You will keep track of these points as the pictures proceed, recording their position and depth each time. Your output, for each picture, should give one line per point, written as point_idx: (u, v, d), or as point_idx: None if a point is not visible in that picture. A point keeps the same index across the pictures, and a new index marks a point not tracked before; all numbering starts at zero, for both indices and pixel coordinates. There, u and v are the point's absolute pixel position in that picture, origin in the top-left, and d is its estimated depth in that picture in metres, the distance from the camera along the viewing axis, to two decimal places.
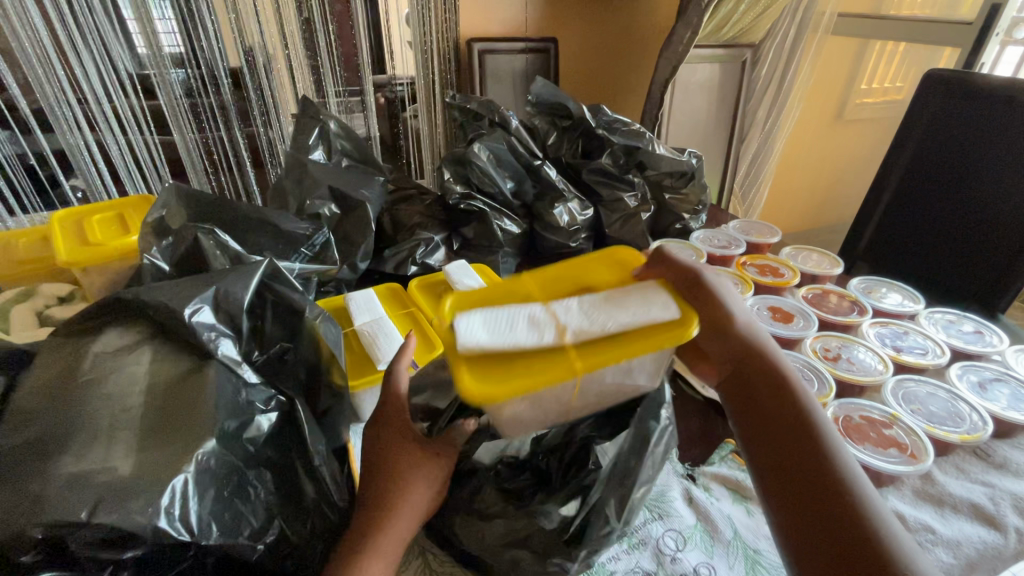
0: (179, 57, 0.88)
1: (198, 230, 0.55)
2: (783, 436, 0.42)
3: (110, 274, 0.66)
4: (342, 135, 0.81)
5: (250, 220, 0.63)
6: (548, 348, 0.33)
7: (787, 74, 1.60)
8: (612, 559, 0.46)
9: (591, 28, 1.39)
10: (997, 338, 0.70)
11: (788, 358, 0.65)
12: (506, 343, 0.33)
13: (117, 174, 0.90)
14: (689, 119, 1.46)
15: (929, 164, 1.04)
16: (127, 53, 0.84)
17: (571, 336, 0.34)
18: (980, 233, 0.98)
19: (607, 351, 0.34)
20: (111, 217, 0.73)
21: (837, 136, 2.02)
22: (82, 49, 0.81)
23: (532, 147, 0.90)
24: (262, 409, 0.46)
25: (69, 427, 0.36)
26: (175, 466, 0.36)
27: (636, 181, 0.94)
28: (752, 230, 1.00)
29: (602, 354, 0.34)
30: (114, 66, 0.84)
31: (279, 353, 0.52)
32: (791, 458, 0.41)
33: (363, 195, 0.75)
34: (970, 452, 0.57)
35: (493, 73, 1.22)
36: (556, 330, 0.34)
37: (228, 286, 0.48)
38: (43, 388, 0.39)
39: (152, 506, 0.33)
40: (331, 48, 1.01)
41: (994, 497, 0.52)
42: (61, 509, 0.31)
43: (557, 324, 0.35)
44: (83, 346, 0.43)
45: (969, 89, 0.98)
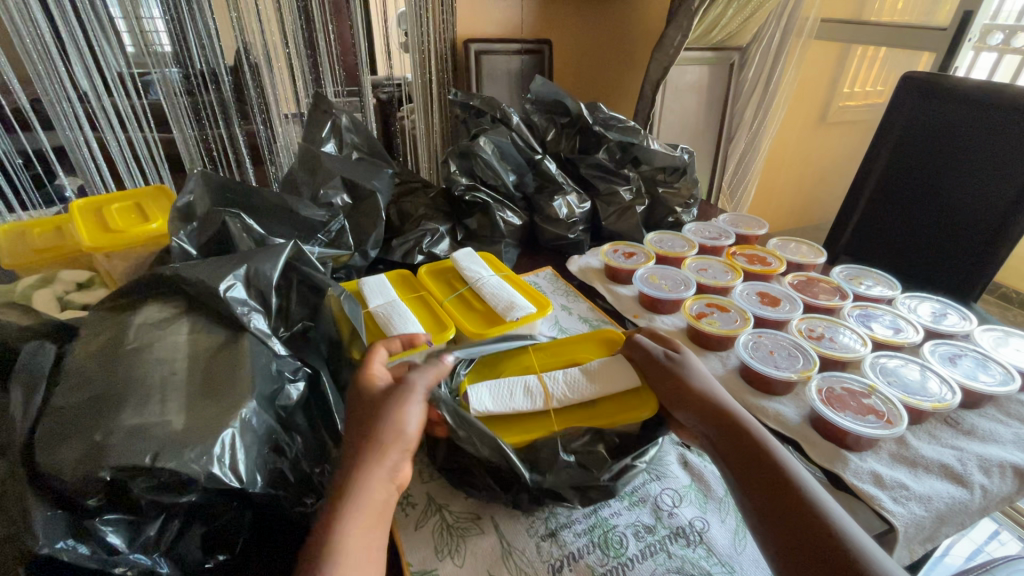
0: (171, 56, 0.90)
1: (226, 215, 0.59)
2: (764, 487, 0.45)
3: (133, 259, 0.68)
4: (352, 129, 0.85)
5: (271, 206, 0.67)
6: (536, 410, 0.54)
7: (773, 76, 1.66)
8: (613, 513, 0.51)
9: (583, 31, 1.44)
10: (966, 319, 0.76)
11: (775, 337, 0.70)
12: (510, 409, 0.54)
13: (117, 168, 0.90)
14: (679, 119, 1.51)
15: (905, 161, 1.10)
16: (118, 53, 0.85)
17: (552, 401, 0.55)
18: (953, 227, 1.04)
19: (574, 414, 0.55)
20: (130, 206, 0.75)
21: (820, 138, 2.10)
22: (82, 45, 0.81)
23: (532, 142, 0.95)
24: (290, 378, 0.48)
25: (125, 385, 0.39)
26: (222, 422, 0.39)
27: (630, 175, 0.98)
28: (741, 222, 1.05)
29: (574, 418, 0.54)
30: (110, 66, 0.84)
31: (302, 330, 0.55)
32: (776, 508, 0.43)
33: (373, 185, 0.78)
34: (941, 421, 0.62)
35: (489, 72, 1.26)
36: (547, 399, 0.55)
37: (258, 265, 0.51)
38: (93, 354, 0.42)
39: (206, 455, 0.37)
40: (330, 48, 1.04)
41: (962, 458, 0.56)
42: (125, 454, 0.35)
43: (543, 392, 0.55)
44: (124, 318, 0.45)
45: (941, 91, 1.03)
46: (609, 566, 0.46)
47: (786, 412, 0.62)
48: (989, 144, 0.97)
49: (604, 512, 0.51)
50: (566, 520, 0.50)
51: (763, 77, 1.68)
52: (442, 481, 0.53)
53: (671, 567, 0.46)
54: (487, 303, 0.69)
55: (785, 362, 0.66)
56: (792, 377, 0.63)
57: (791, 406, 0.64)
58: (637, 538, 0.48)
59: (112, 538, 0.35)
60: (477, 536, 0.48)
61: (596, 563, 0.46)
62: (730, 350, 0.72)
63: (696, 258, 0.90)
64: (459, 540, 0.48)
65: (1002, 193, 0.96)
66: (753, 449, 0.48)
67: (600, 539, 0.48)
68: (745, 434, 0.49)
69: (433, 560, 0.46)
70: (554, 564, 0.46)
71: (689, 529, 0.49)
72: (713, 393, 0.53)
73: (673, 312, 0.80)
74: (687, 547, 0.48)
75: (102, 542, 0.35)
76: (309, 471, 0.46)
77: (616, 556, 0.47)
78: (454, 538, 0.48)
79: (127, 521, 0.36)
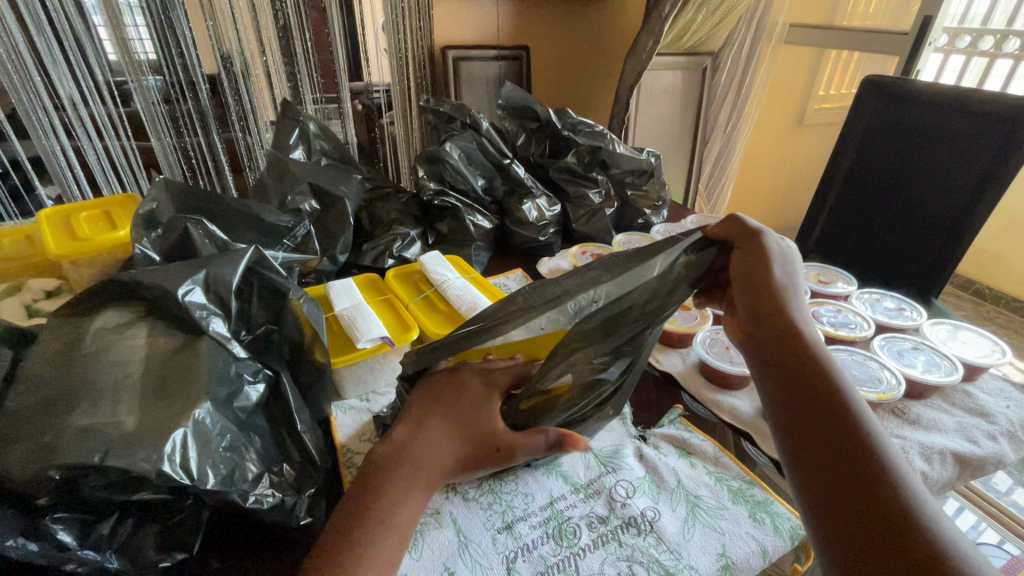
0: (152, 63, 0.90)
1: (188, 222, 0.60)
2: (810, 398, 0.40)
3: (99, 266, 0.69)
4: (321, 135, 0.86)
5: (237, 212, 0.68)
6: None
7: (746, 80, 1.70)
8: (568, 504, 0.52)
9: (559, 37, 1.46)
10: (916, 314, 0.79)
11: None
12: None
13: (93, 177, 0.92)
14: (656, 123, 1.54)
15: (868, 163, 1.13)
16: (101, 60, 0.87)
17: None
18: (914, 226, 1.07)
19: None
20: (98, 214, 0.75)
21: (796, 140, 2.14)
22: (51, 53, 0.81)
23: (502, 146, 0.96)
24: (250, 380, 0.49)
25: (78, 386, 0.40)
26: (175, 422, 0.40)
27: (599, 178, 1.00)
28: (708, 223, 1.08)
29: None
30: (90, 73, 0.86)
31: (265, 334, 0.56)
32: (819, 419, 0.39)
33: (341, 191, 0.80)
34: (888, 411, 0.64)
35: (467, 79, 1.27)
36: None
37: (218, 270, 0.52)
38: (48, 357, 0.43)
39: (156, 454, 0.38)
40: (306, 55, 1.05)
41: (905, 446, 0.59)
42: (75, 453, 0.36)
43: None
44: (83, 322, 0.46)
45: (901, 94, 1.07)
46: (561, 556, 0.48)
47: (740, 406, 0.64)
48: (945, 145, 1.00)
49: (560, 504, 0.52)
50: (522, 513, 0.51)
51: (736, 80, 1.72)
52: None
53: (621, 556, 0.48)
54: (450, 306, 0.71)
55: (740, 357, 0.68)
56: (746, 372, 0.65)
57: (746, 399, 0.66)
58: (590, 529, 0.50)
59: (63, 535, 0.37)
60: (435, 530, 0.49)
61: (549, 553, 0.48)
62: (690, 347, 0.74)
63: None
64: (418, 534, 0.49)
65: (957, 192, 0.99)
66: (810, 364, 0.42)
67: (554, 530, 0.50)
68: (804, 349, 0.44)
69: None
70: (508, 556, 0.48)
71: (640, 519, 0.51)
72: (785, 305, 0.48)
73: None
74: (637, 536, 0.49)
75: (54, 541, 0.36)
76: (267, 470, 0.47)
77: (569, 546, 0.49)
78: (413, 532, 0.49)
79: (78, 519, 0.37)
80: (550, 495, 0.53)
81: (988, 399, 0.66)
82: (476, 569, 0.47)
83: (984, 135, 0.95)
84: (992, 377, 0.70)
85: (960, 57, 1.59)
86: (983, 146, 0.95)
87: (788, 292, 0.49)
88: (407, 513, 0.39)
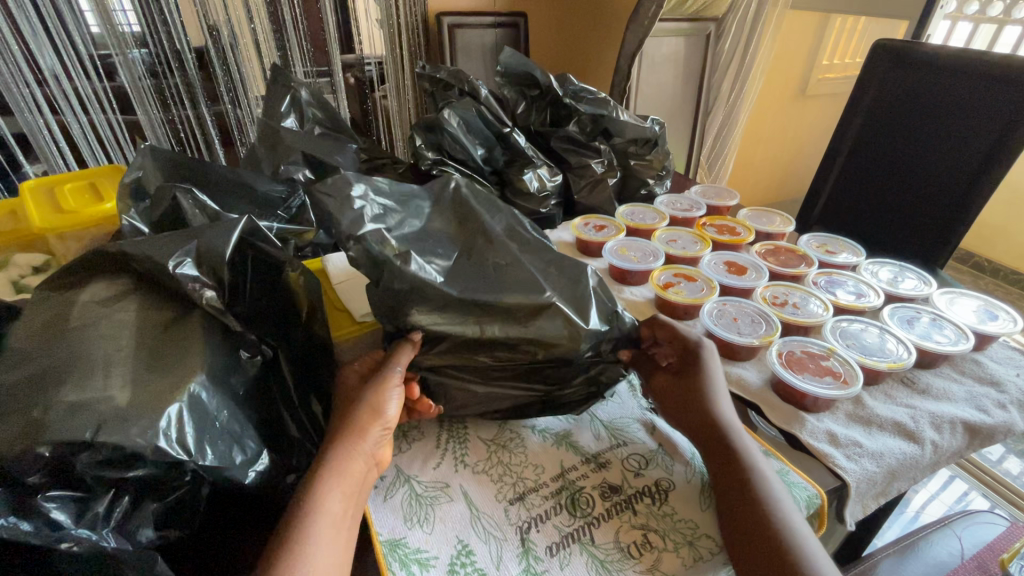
0: (139, 36, 0.86)
1: (176, 191, 0.57)
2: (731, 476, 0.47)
3: (87, 240, 0.67)
4: (314, 103, 0.83)
5: (229, 182, 0.66)
6: None
7: (750, 47, 1.64)
8: (580, 475, 0.52)
9: (557, 4, 1.41)
10: (924, 283, 0.78)
11: (740, 305, 0.71)
12: None
13: (80, 152, 0.88)
14: (657, 93, 1.49)
15: (876, 131, 1.10)
16: (81, 32, 0.82)
17: None
18: (921, 195, 1.04)
19: None
20: (84, 186, 0.72)
21: (799, 111, 2.09)
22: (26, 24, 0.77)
23: (501, 115, 0.92)
24: (247, 356, 0.48)
25: (68, 362, 0.39)
26: (168, 396, 0.39)
27: (601, 148, 0.97)
28: (712, 194, 1.06)
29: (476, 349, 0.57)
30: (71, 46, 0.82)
31: (261, 308, 0.52)
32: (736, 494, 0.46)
33: (336, 160, 0.77)
34: (897, 381, 0.64)
35: (464, 47, 1.21)
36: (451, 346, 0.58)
37: (209, 241, 0.48)
38: (36, 332, 0.41)
39: (151, 429, 0.36)
40: (295, 23, 1.00)
41: (915, 416, 0.58)
42: (65, 430, 0.34)
43: None
44: (71, 297, 0.44)
45: (912, 59, 1.03)
46: (576, 525, 0.47)
47: (748, 376, 0.63)
48: (955, 115, 0.97)
49: (571, 475, 0.52)
50: (534, 484, 0.51)
51: (739, 48, 1.67)
52: (413, 451, 0.54)
53: (637, 524, 0.48)
54: None
55: (748, 328, 0.67)
56: (754, 343, 0.64)
57: (754, 370, 0.65)
58: (604, 498, 0.50)
59: (57, 514, 0.35)
60: (446, 504, 0.49)
61: (563, 523, 0.48)
62: (696, 319, 0.73)
63: (666, 229, 0.90)
64: (429, 508, 0.48)
65: (966, 161, 0.96)
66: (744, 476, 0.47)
67: (567, 501, 0.49)
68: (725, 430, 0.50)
69: (402, 529, 0.46)
70: (522, 527, 0.47)
71: (654, 488, 0.51)
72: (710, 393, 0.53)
73: (641, 283, 0.80)
74: (652, 505, 0.49)
75: (47, 518, 0.34)
76: (261, 445, 0.46)
77: (583, 516, 0.48)
78: (424, 506, 0.48)
79: (73, 497, 0.36)
80: (561, 466, 0.53)
81: (997, 368, 0.65)
82: (489, 541, 0.46)
83: (996, 102, 0.91)
84: (1001, 345, 0.70)
85: (968, 25, 1.52)
86: (995, 114, 0.92)
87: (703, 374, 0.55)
88: (330, 502, 0.43)
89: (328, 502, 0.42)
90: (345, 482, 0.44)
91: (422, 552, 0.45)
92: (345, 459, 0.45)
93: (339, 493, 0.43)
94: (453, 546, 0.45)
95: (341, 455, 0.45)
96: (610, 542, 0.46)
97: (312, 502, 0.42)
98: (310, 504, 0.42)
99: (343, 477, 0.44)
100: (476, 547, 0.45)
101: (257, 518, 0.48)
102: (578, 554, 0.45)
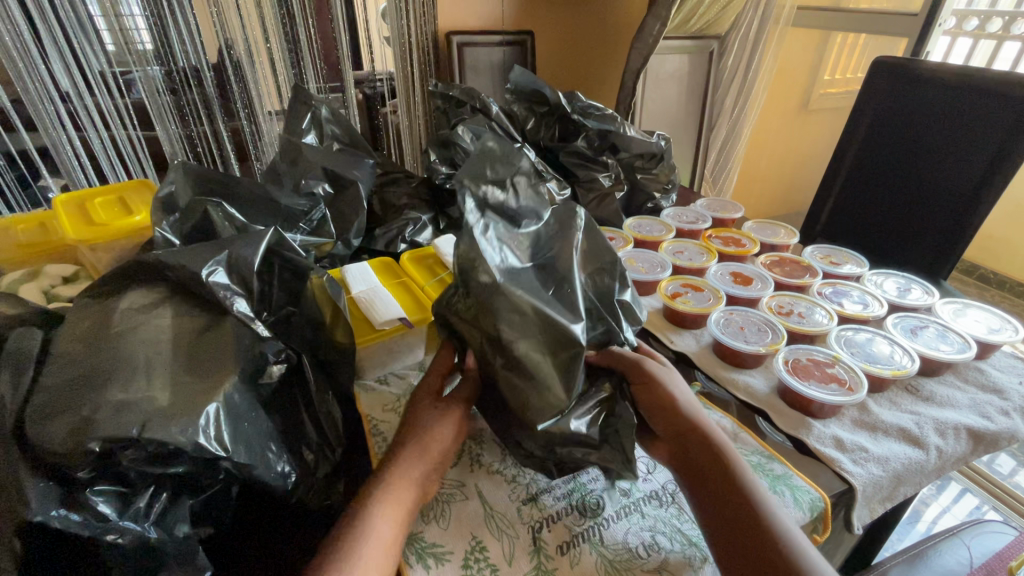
0: (149, 53, 0.89)
1: (207, 204, 0.61)
2: (736, 522, 0.44)
3: (117, 251, 0.70)
4: (333, 120, 0.86)
5: (256, 196, 0.69)
6: None
7: (752, 64, 1.68)
8: (590, 477, 0.54)
9: (564, 23, 1.45)
10: (928, 294, 0.80)
11: (746, 314, 0.73)
12: None
13: (100, 166, 0.92)
14: (662, 108, 1.52)
15: (878, 145, 1.12)
16: (98, 50, 0.85)
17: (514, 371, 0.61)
18: (923, 208, 1.06)
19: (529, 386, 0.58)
20: (113, 199, 0.75)
21: (802, 124, 2.12)
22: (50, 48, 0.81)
23: (512, 131, 0.97)
24: (273, 359, 0.49)
25: (112, 363, 0.41)
26: (206, 397, 0.41)
27: (608, 163, 1.01)
28: (718, 207, 1.08)
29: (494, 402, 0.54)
30: (83, 64, 0.85)
31: (286, 316, 0.54)
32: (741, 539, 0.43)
33: (354, 174, 0.80)
34: (902, 389, 0.65)
35: (472, 64, 1.25)
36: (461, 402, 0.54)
37: (239, 251, 0.51)
38: (79, 336, 0.43)
39: (192, 427, 0.39)
40: (310, 43, 1.04)
41: (920, 422, 0.60)
42: (113, 427, 0.36)
43: None
44: (111, 304, 0.46)
45: (912, 75, 1.05)
46: (586, 525, 0.49)
47: (755, 383, 0.65)
48: (954, 129, 1.00)
49: (582, 477, 0.53)
50: (547, 485, 0.52)
51: (743, 65, 1.70)
52: None
53: (644, 527, 0.49)
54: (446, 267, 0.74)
55: (755, 337, 0.69)
56: (760, 350, 0.66)
57: (761, 377, 0.67)
58: (613, 501, 0.51)
59: (103, 507, 0.37)
60: (462, 501, 0.50)
61: (574, 523, 0.49)
62: (703, 328, 0.75)
63: (673, 241, 0.92)
64: (445, 505, 0.50)
65: (967, 174, 0.98)
66: (750, 520, 0.43)
67: (578, 502, 0.51)
68: (721, 471, 0.47)
69: (419, 523, 0.48)
70: (534, 526, 0.49)
71: (662, 492, 0.52)
72: (695, 425, 0.50)
73: (651, 293, 0.82)
74: (660, 508, 0.51)
75: (94, 512, 0.37)
76: (286, 451, 0.47)
77: (593, 517, 0.50)
78: (440, 502, 0.50)
79: (117, 492, 0.38)
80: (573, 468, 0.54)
81: (1000, 376, 0.67)
82: (502, 538, 0.47)
83: (996, 117, 0.94)
84: (1004, 354, 0.71)
85: (968, 40, 1.53)
86: (994, 128, 0.94)
87: (686, 408, 0.51)
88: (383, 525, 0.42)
89: (381, 523, 0.42)
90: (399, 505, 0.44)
91: (437, 546, 0.47)
92: (399, 480, 0.45)
93: (393, 514, 0.43)
94: (468, 541, 0.47)
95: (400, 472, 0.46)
96: (619, 543, 0.48)
97: (364, 522, 0.41)
98: (362, 524, 0.41)
99: (402, 497, 0.45)
100: (490, 544, 0.47)
101: (281, 515, 0.50)
102: (587, 554, 0.47)
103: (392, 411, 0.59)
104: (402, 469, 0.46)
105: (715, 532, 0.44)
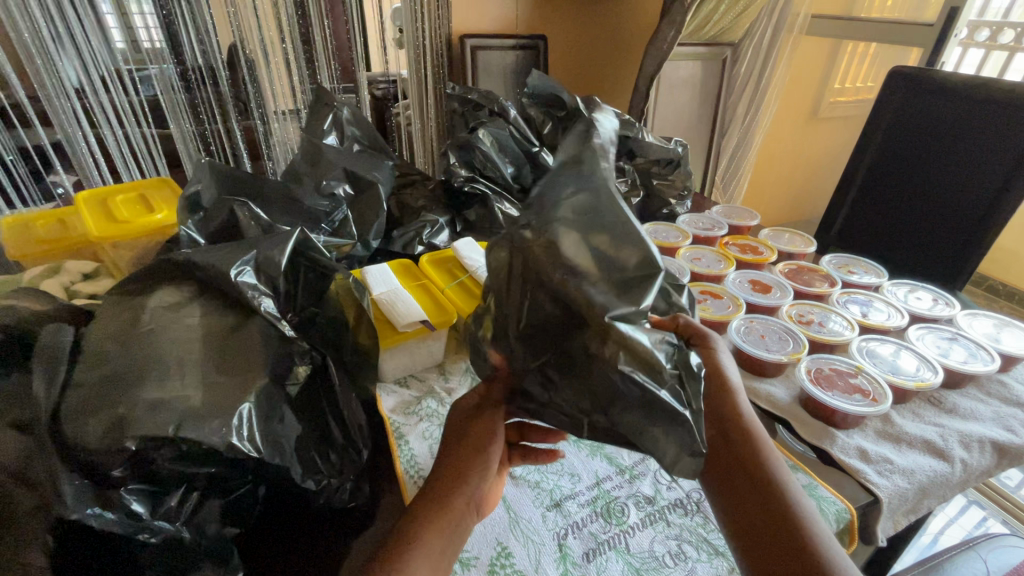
0: (157, 50, 0.89)
1: (235, 204, 0.61)
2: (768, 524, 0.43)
3: (137, 249, 0.69)
4: (353, 121, 0.86)
5: (279, 196, 0.71)
6: None
7: (765, 71, 1.68)
8: (613, 483, 0.53)
9: (578, 28, 1.45)
10: (948, 305, 0.79)
11: (766, 322, 0.72)
12: None
13: (115, 163, 0.92)
14: (674, 114, 1.52)
15: (893, 155, 1.12)
16: (104, 46, 0.85)
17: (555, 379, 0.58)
18: (939, 218, 1.05)
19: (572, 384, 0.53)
20: (134, 197, 0.75)
21: (812, 132, 2.12)
22: (54, 41, 0.81)
23: (529, 135, 0.96)
24: (298, 361, 0.48)
25: (143, 363, 0.41)
26: (238, 398, 0.41)
27: (625, 169, 1.01)
28: (733, 214, 1.08)
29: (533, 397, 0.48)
30: (92, 62, 0.84)
31: (310, 316, 0.55)
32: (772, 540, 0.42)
33: (375, 176, 0.80)
34: (924, 400, 0.65)
35: (485, 67, 1.25)
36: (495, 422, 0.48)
37: (266, 251, 0.51)
38: (109, 334, 0.43)
39: (225, 426, 0.39)
40: (326, 44, 1.04)
41: (944, 434, 0.59)
42: (148, 426, 0.37)
43: None
44: (140, 302, 0.46)
45: (929, 86, 1.05)
46: (611, 533, 0.49)
47: (777, 393, 0.64)
48: (971, 140, 1.00)
49: (606, 484, 0.53)
50: (570, 492, 0.52)
51: (755, 72, 1.70)
52: None
53: (669, 535, 0.49)
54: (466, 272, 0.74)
55: (776, 345, 0.68)
56: (782, 359, 0.66)
57: (782, 386, 0.66)
58: (638, 508, 0.51)
59: (136, 506, 0.37)
60: None
61: (599, 530, 0.49)
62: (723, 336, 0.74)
63: (689, 248, 0.92)
64: None
65: (984, 185, 0.98)
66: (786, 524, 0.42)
67: (602, 509, 0.51)
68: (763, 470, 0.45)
69: None
70: (559, 533, 0.48)
71: (687, 500, 0.52)
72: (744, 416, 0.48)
73: None
74: (685, 516, 0.51)
75: (127, 511, 0.37)
76: (315, 452, 0.48)
77: (619, 524, 0.49)
78: None
79: (148, 491, 0.38)
80: (596, 476, 0.54)
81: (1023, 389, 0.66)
82: (528, 545, 0.47)
83: (1014, 128, 0.94)
84: None
85: (980, 51, 1.54)
86: (1013, 139, 0.94)
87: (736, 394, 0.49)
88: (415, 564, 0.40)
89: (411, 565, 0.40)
90: (438, 540, 0.42)
91: (463, 551, 0.46)
92: (438, 515, 0.43)
93: (427, 552, 0.41)
94: (494, 547, 0.47)
95: (438, 509, 0.43)
96: (645, 551, 0.48)
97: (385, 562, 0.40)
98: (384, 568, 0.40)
99: (439, 532, 0.43)
100: (516, 550, 0.47)
101: (305, 517, 0.50)
102: (613, 562, 0.47)
103: (413, 413, 0.59)
104: (436, 507, 0.44)
105: (736, 523, 0.44)
